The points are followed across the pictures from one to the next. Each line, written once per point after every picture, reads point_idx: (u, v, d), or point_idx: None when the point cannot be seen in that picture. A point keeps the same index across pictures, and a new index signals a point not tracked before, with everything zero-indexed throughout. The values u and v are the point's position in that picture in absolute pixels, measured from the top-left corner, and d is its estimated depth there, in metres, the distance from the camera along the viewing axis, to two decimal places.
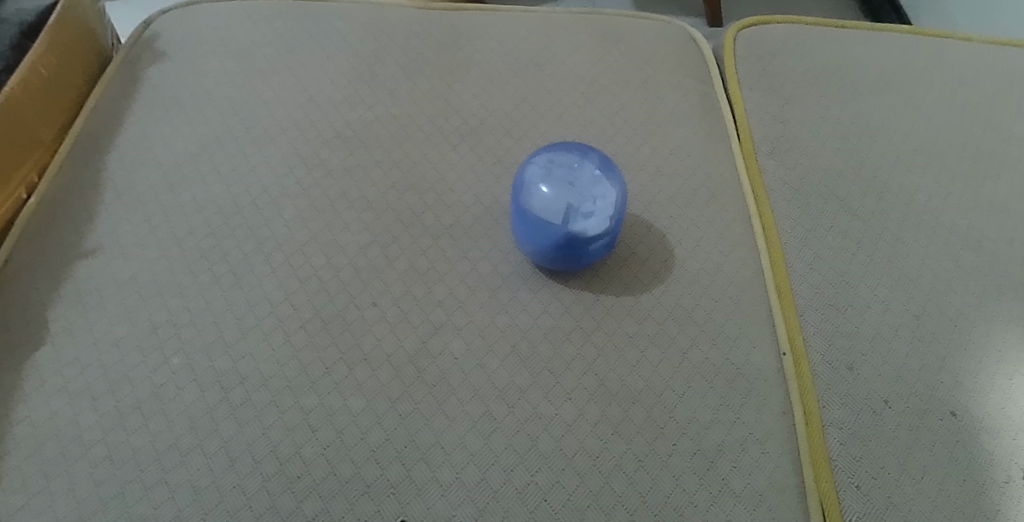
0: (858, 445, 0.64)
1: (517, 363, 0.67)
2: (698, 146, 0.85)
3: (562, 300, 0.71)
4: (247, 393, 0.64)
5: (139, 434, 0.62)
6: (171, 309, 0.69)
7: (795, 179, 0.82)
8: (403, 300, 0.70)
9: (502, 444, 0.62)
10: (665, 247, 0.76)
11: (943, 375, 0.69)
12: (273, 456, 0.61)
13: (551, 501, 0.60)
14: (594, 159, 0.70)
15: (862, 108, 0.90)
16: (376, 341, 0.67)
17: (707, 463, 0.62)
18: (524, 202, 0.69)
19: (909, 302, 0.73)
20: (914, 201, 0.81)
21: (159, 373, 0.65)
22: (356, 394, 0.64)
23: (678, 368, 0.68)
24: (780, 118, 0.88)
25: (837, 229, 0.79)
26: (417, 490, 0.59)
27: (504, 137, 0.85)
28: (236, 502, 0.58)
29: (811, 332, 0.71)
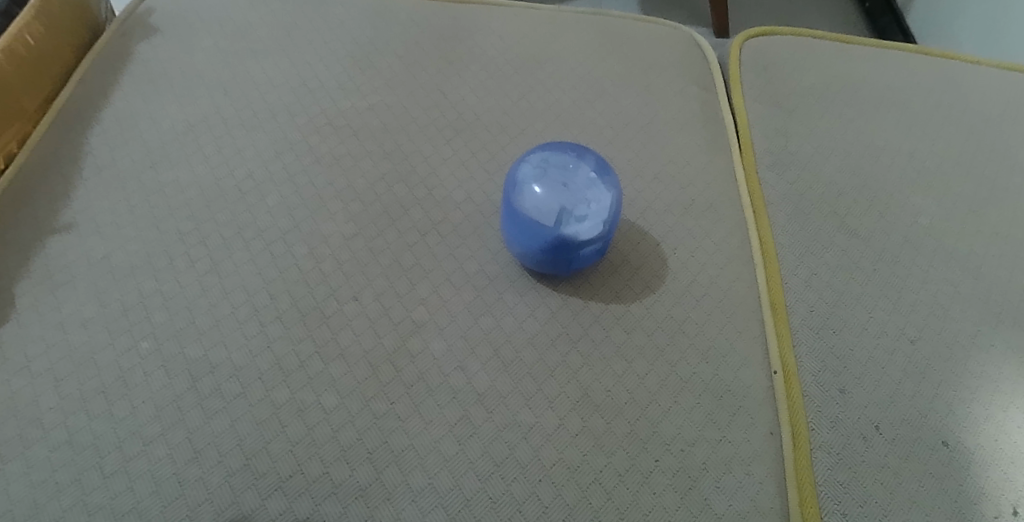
0: (845, 471, 0.62)
1: (499, 366, 0.65)
2: (697, 156, 0.84)
3: (550, 305, 0.69)
4: (217, 383, 0.61)
5: (101, 419, 0.59)
6: (144, 291, 0.66)
7: (795, 195, 0.81)
8: (385, 296, 0.68)
9: (479, 451, 0.60)
10: (658, 256, 0.74)
11: (935, 403, 0.67)
12: (239, 450, 0.58)
13: (526, 512, 0.57)
14: (590, 161, 0.69)
15: (866, 126, 0.88)
16: (354, 336, 0.65)
17: (689, 481, 0.60)
18: (516, 201, 0.68)
19: (905, 327, 0.72)
20: (915, 223, 0.79)
21: (127, 356, 0.62)
22: (330, 390, 0.62)
23: (665, 380, 0.65)
24: (782, 132, 0.86)
25: (835, 248, 0.77)
26: (387, 494, 0.57)
27: (500, 134, 0.82)
28: (197, 497, 0.56)
29: (804, 352, 0.69)
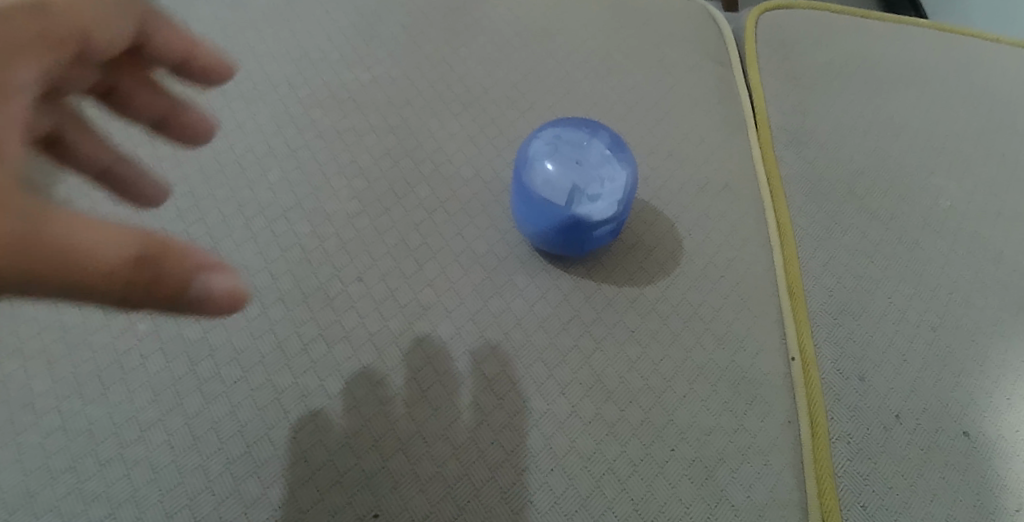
0: (865, 462, 0.60)
1: (509, 351, 0.62)
2: (713, 133, 0.81)
3: (562, 287, 0.67)
4: (217, 367, 0.59)
5: (97, 404, 0.57)
6: None
7: (813, 176, 0.78)
8: (390, 277, 0.66)
9: (489, 439, 0.58)
10: (673, 237, 0.72)
11: (956, 392, 0.65)
12: (240, 437, 0.56)
13: (538, 503, 0.55)
14: (604, 137, 0.68)
15: (887, 104, 0.85)
16: (360, 318, 0.63)
17: (705, 472, 0.58)
18: (527, 177, 0.66)
19: (926, 313, 0.69)
20: (935, 206, 0.77)
21: (123, 338, 0.60)
22: (334, 374, 0.60)
23: (680, 366, 0.63)
24: (799, 110, 0.84)
25: (854, 230, 0.75)
26: (393, 483, 0.55)
27: (509, 109, 0.79)
28: (197, 486, 0.54)
29: (822, 338, 0.67)
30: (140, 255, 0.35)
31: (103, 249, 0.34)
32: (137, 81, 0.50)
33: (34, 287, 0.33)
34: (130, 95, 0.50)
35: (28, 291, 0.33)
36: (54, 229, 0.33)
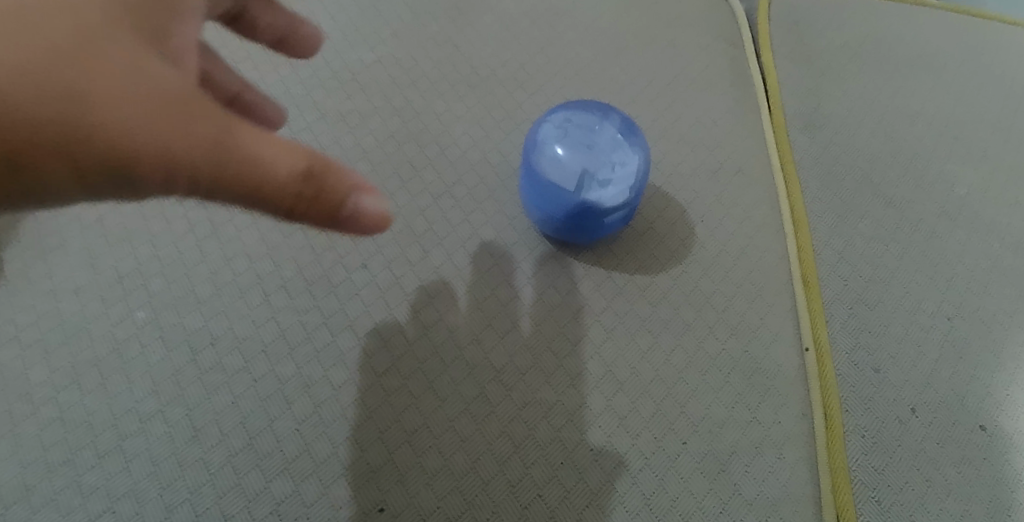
0: (881, 456, 0.59)
1: (517, 341, 0.61)
2: (726, 117, 0.79)
3: (571, 275, 0.65)
4: (218, 356, 0.58)
5: (95, 395, 0.55)
6: (139, 257, 0.62)
7: (828, 162, 0.77)
8: (395, 264, 0.64)
9: (497, 431, 0.56)
10: (685, 224, 0.70)
11: (973, 384, 0.63)
12: (242, 428, 0.55)
13: (547, 498, 0.54)
14: (615, 121, 0.65)
15: (904, 88, 0.83)
16: (364, 307, 0.61)
17: (718, 466, 0.57)
18: (537, 162, 0.64)
19: (943, 303, 0.68)
20: (952, 193, 0.75)
21: (122, 327, 0.58)
22: (338, 364, 0.58)
23: (692, 357, 0.62)
24: (814, 94, 0.82)
25: (870, 218, 0.73)
26: (399, 477, 0.54)
27: (516, 91, 0.77)
28: (198, 479, 0.52)
29: (837, 329, 0.65)
30: (308, 167, 0.37)
31: (281, 159, 0.36)
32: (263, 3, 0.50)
33: (222, 193, 0.36)
34: (255, 19, 0.50)
35: (215, 197, 0.37)
36: (243, 141, 0.36)
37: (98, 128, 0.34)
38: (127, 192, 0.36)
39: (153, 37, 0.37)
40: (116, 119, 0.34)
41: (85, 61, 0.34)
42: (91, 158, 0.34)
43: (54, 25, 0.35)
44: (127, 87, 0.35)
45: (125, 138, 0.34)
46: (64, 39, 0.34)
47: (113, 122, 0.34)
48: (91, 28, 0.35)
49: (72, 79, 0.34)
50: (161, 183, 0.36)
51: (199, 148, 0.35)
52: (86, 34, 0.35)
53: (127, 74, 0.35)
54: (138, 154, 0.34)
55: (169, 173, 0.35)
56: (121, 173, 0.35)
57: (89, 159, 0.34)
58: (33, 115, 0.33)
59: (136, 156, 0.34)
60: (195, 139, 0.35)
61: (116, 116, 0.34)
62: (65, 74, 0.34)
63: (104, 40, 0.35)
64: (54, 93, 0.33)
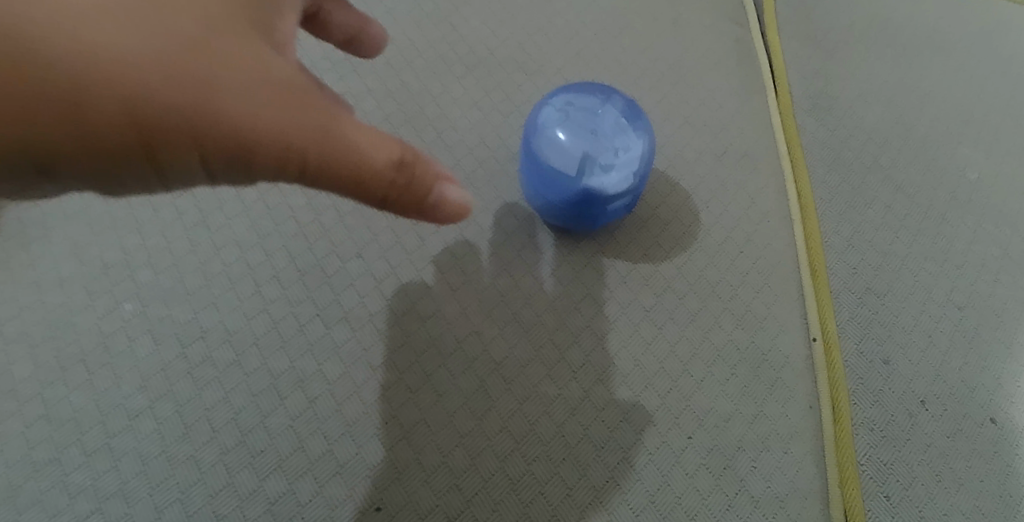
0: (889, 450, 0.58)
1: (518, 332, 0.59)
2: (731, 98, 0.76)
3: (572, 264, 0.63)
4: (208, 350, 0.56)
5: (82, 391, 0.54)
6: (126, 246, 0.60)
7: (835, 146, 0.74)
8: (391, 252, 0.62)
9: (497, 426, 0.55)
10: (689, 211, 0.68)
11: (984, 376, 0.62)
12: (234, 425, 0.53)
13: (549, 495, 0.53)
14: (618, 103, 0.63)
15: (913, 69, 0.81)
16: (359, 297, 0.59)
17: (724, 461, 0.55)
18: (537, 147, 0.62)
19: (953, 292, 0.66)
20: (962, 178, 0.73)
21: (109, 320, 0.56)
22: (333, 358, 0.56)
23: (697, 348, 0.60)
24: (821, 77, 0.79)
25: (878, 204, 0.71)
26: (397, 475, 0.52)
27: (516, 72, 0.75)
28: (189, 478, 0.51)
29: (845, 319, 0.64)
30: (403, 156, 0.37)
31: (377, 149, 0.37)
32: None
33: (326, 180, 0.37)
34: (328, 13, 0.48)
35: (319, 183, 0.37)
36: (344, 131, 0.36)
37: (220, 114, 0.34)
38: (241, 174, 0.37)
39: (265, 18, 0.37)
40: (233, 109, 0.34)
41: (205, 45, 0.34)
42: (213, 143, 0.34)
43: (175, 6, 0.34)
44: (246, 73, 0.35)
45: (238, 129, 0.34)
46: (186, 23, 0.34)
47: (234, 108, 0.34)
48: (210, 9, 0.35)
49: (194, 65, 0.34)
50: (275, 169, 0.36)
51: (312, 136, 0.35)
52: (206, 17, 0.35)
53: (246, 59, 0.35)
54: (257, 141, 0.35)
55: (284, 160, 0.36)
56: (237, 161, 0.35)
57: (210, 144, 0.34)
58: (159, 100, 0.33)
59: (254, 144, 0.35)
60: (310, 127, 0.35)
61: (237, 102, 0.34)
62: (189, 59, 0.34)
63: (222, 23, 0.35)
64: (179, 79, 0.34)
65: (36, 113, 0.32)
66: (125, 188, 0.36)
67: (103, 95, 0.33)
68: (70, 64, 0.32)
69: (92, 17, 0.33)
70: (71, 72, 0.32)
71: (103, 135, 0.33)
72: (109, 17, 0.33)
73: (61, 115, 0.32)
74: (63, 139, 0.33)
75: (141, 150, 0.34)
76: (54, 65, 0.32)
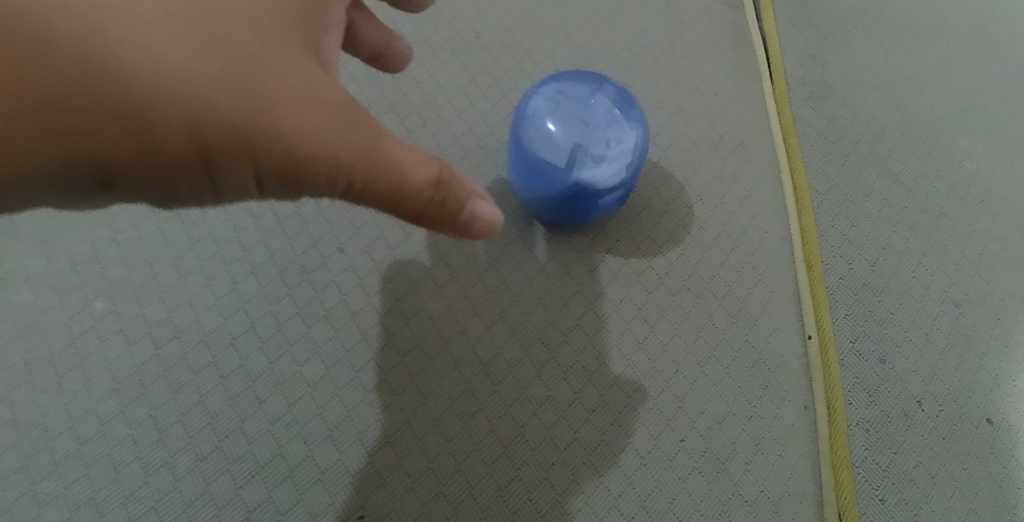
0: (884, 452, 0.57)
1: (506, 331, 0.57)
2: (726, 85, 0.74)
3: (562, 259, 0.61)
4: (183, 351, 0.53)
5: (51, 395, 0.51)
6: (96, 241, 0.57)
7: (832, 136, 0.73)
8: (374, 247, 0.59)
9: (484, 430, 0.53)
10: (683, 203, 0.66)
11: (980, 375, 0.61)
12: (211, 431, 0.51)
13: (537, 502, 0.51)
14: (609, 91, 0.61)
15: (911, 56, 0.78)
16: (341, 295, 0.57)
17: (717, 465, 0.54)
18: (526, 138, 0.59)
19: (950, 288, 0.65)
20: (960, 169, 0.71)
21: (78, 319, 0.54)
22: (313, 359, 0.54)
23: (690, 347, 0.59)
24: (817, 64, 0.77)
25: (875, 196, 0.69)
26: (381, 482, 0.50)
27: (504, 57, 0.72)
28: (165, 486, 0.49)
29: (841, 316, 0.62)
30: (439, 176, 0.39)
31: (417, 170, 0.38)
32: (361, 12, 0.48)
33: (366, 197, 0.38)
34: (358, 29, 0.48)
35: (358, 199, 0.38)
36: (387, 151, 0.37)
37: (278, 131, 0.34)
38: (289, 191, 0.37)
39: (314, 42, 0.38)
40: (285, 129, 0.35)
41: (264, 62, 0.35)
42: (270, 158, 0.35)
43: (237, 26, 0.35)
44: (302, 92, 0.35)
45: (289, 148, 0.35)
46: (244, 42, 0.35)
47: (291, 124, 0.35)
48: (267, 30, 0.36)
49: (251, 82, 0.34)
50: (324, 186, 0.37)
51: (357, 156, 0.36)
52: (264, 37, 0.35)
53: (297, 80, 0.35)
54: (312, 158, 0.35)
55: (334, 177, 0.36)
56: (283, 178, 0.36)
57: (266, 159, 0.35)
58: (219, 115, 0.34)
59: (308, 160, 0.35)
60: (360, 145, 0.36)
61: (294, 119, 0.35)
62: (250, 76, 0.34)
63: (278, 43, 0.36)
64: (235, 99, 0.34)
65: (98, 125, 0.32)
66: (176, 202, 0.36)
67: (162, 109, 0.33)
68: (124, 80, 0.32)
69: (156, 32, 0.33)
70: (134, 86, 0.32)
71: (162, 148, 0.33)
72: (171, 34, 0.34)
73: (123, 127, 0.32)
74: (125, 151, 0.33)
75: (199, 164, 0.34)
76: (119, 79, 0.32)
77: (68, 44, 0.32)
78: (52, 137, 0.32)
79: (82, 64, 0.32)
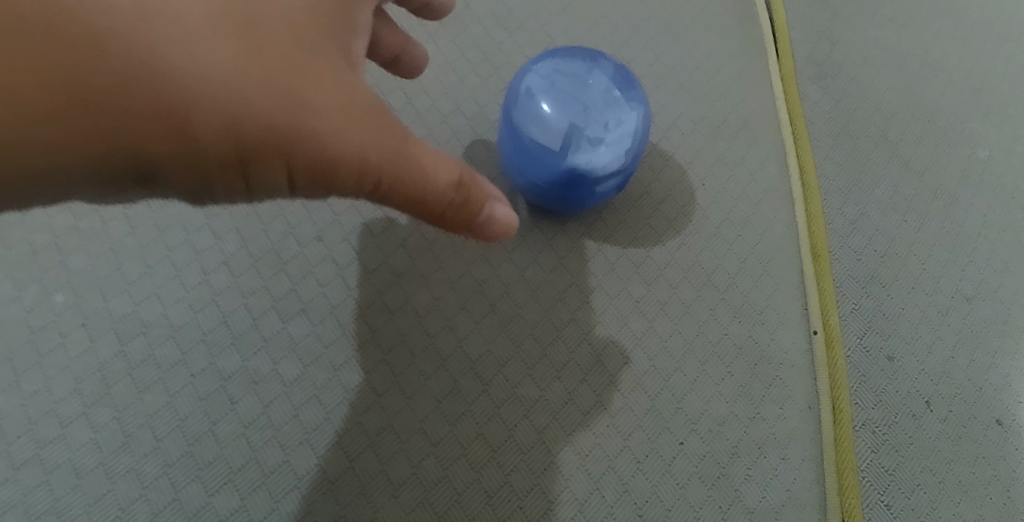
0: (890, 456, 0.54)
1: (496, 327, 0.54)
2: (730, 61, 0.70)
3: (556, 249, 0.58)
4: (150, 347, 0.50)
5: (8, 395, 0.48)
6: (56, 228, 0.53)
7: (840, 118, 0.69)
8: (355, 235, 0.56)
9: (472, 433, 0.50)
10: (684, 189, 0.62)
11: (991, 374, 0.58)
12: (180, 434, 0.48)
13: (528, 510, 0.48)
14: (607, 68, 0.57)
15: (923, 34, 0.75)
16: (320, 287, 0.54)
17: (717, 470, 0.51)
18: (518, 118, 0.55)
19: (961, 282, 0.62)
20: (973, 156, 0.68)
21: (38, 313, 0.51)
22: (290, 357, 0.51)
23: (690, 344, 0.56)
24: (825, 41, 0.73)
25: (885, 183, 0.66)
26: (362, 489, 0.47)
27: (495, 30, 0.68)
28: (131, 493, 0.46)
29: (848, 310, 0.60)
30: (461, 178, 0.38)
31: (441, 172, 0.37)
32: (383, 20, 0.49)
33: (393, 199, 0.37)
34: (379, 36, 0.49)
35: (385, 201, 0.38)
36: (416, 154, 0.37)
37: (310, 134, 0.34)
38: (314, 191, 0.37)
39: (343, 41, 0.37)
40: (318, 130, 0.34)
41: (295, 63, 0.34)
42: (299, 161, 0.34)
43: (265, 25, 0.34)
44: (336, 94, 0.35)
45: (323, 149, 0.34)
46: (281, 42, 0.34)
47: (324, 126, 0.34)
48: (304, 29, 0.35)
49: (285, 83, 0.34)
50: (351, 187, 0.36)
51: (387, 158, 0.36)
52: (299, 36, 0.35)
53: (331, 81, 0.35)
54: (341, 161, 0.35)
55: (363, 179, 0.36)
56: (315, 179, 0.35)
57: (295, 160, 0.34)
58: (249, 117, 0.33)
59: (338, 161, 0.35)
60: (388, 148, 0.36)
61: (327, 122, 0.34)
62: (279, 74, 0.34)
63: (312, 43, 0.35)
64: (268, 98, 0.33)
65: (132, 124, 0.32)
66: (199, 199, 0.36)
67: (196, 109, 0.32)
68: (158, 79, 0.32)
69: (185, 31, 0.33)
70: (165, 86, 0.32)
71: (191, 149, 0.33)
72: (208, 32, 0.33)
73: (156, 127, 0.32)
74: (154, 151, 0.33)
75: (228, 163, 0.34)
76: (145, 78, 0.32)
77: (91, 44, 0.31)
78: (77, 137, 0.31)
79: (107, 64, 0.31)
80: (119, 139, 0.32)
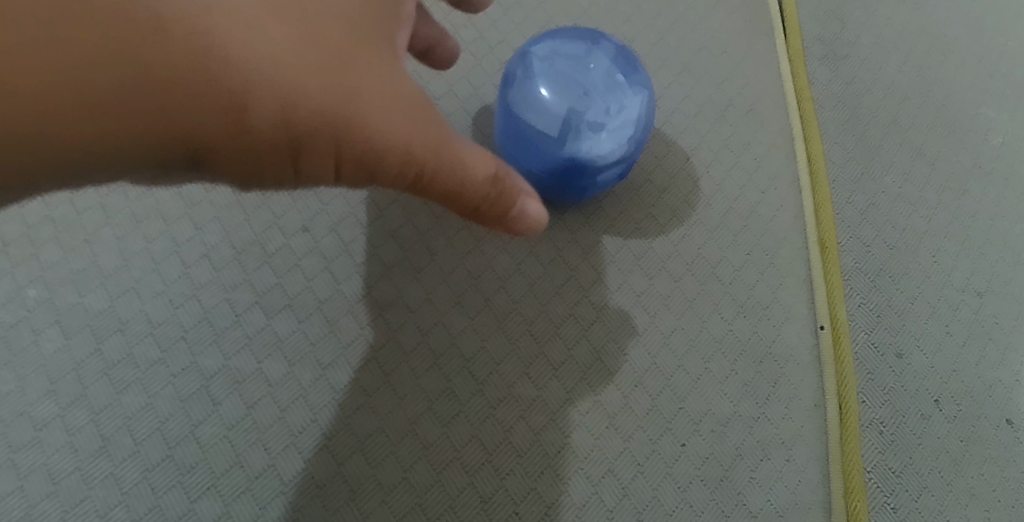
0: (897, 456, 0.53)
1: (491, 322, 0.52)
2: (736, 41, 0.67)
3: (554, 240, 0.56)
4: (128, 345, 0.48)
5: None
6: (29, 221, 0.51)
7: (849, 102, 0.66)
8: (344, 226, 0.53)
9: (466, 435, 0.48)
10: (687, 177, 0.60)
11: (1002, 372, 0.56)
12: (160, 437, 0.46)
13: (524, 515, 0.47)
14: (608, 50, 0.54)
15: (935, 15, 0.72)
16: (306, 281, 0.51)
17: (720, 472, 0.50)
18: (515, 104, 0.52)
19: (972, 276, 0.60)
20: (986, 144, 0.66)
21: (10, 309, 0.48)
22: (275, 355, 0.49)
23: (693, 340, 0.54)
24: (834, 21, 0.71)
25: (895, 171, 0.63)
26: (351, 495, 0.45)
27: (491, 8, 0.65)
28: (108, 500, 0.44)
29: (856, 305, 0.58)
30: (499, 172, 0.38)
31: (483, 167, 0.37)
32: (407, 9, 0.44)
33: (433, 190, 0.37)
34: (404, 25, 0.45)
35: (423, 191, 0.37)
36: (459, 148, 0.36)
37: (361, 128, 0.33)
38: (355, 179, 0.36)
39: (393, 27, 0.36)
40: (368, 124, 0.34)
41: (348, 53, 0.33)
42: (349, 154, 0.34)
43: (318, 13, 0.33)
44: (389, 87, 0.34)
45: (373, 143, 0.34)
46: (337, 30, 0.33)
47: (375, 120, 0.34)
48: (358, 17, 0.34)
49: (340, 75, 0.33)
50: (395, 177, 0.36)
51: (434, 151, 0.35)
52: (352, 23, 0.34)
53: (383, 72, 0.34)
54: (390, 155, 0.34)
55: (408, 172, 0.36)
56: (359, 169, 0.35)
57: (343, 153, 0.34)
58: (302, 110, 0.32)
59: (382, 156, 0.34)
60: (436, 143, 0.35)
61: (379, 117, 0.34)
62: (323, 68, 0.33)
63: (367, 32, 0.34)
64: (322, 90, 0.32)
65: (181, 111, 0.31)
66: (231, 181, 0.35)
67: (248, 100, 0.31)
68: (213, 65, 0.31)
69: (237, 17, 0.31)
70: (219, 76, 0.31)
71: (240, 141, 0.32)
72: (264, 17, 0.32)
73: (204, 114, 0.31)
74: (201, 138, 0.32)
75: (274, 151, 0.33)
76: (197, 69, 0.30)
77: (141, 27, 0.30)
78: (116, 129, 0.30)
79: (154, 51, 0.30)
80: (158, 133, 0.31)
